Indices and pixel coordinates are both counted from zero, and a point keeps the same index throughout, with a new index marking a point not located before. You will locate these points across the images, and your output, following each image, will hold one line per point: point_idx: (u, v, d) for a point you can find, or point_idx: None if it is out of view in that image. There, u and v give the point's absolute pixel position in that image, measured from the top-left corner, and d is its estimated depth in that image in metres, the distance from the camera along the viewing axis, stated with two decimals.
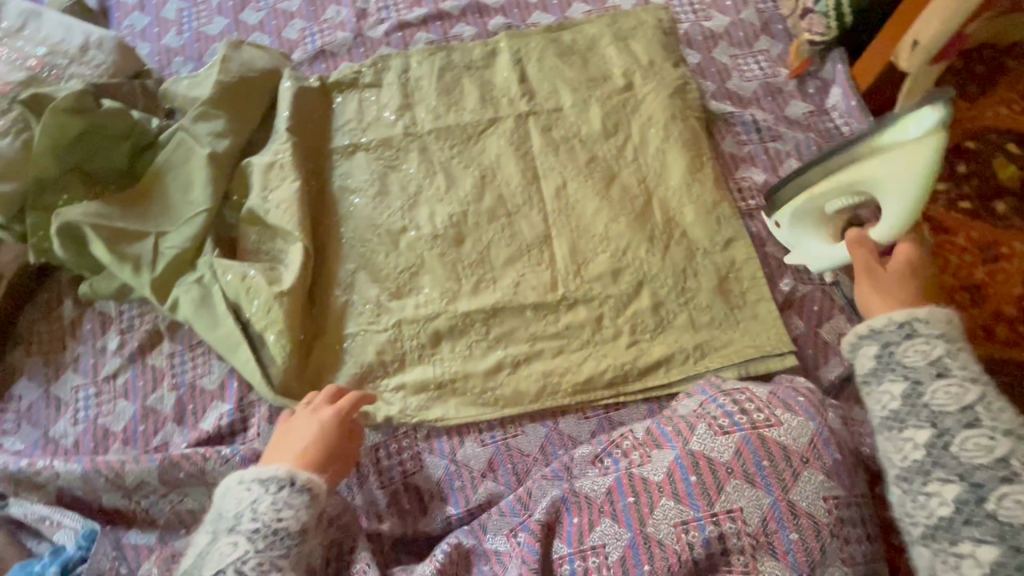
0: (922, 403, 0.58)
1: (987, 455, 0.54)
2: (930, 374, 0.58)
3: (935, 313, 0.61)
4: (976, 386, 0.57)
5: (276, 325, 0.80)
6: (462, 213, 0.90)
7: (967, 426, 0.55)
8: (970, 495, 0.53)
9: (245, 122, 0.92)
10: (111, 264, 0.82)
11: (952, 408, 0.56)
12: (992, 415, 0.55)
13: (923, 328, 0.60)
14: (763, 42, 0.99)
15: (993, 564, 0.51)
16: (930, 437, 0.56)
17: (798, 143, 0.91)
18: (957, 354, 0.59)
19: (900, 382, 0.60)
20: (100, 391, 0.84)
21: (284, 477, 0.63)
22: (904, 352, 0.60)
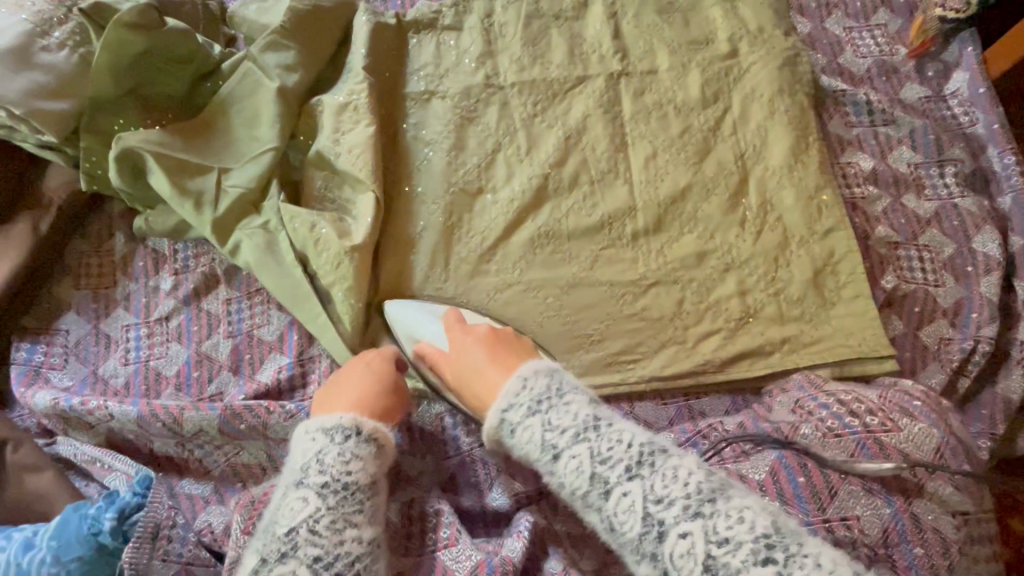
0: (578, 494, 0.54)
1: (637, 516, 0.50)
2: (548, 461, 0.55)
3: (511, 387, 0.60)
4: (582, 443, 0.54)
5: (344, 282, 0.75)
6: (543, 176, 0.84)
7: (606, 497, 0.52)
8: (652, 554, 0.50)
9: (318, 58, 0.85)
10: (172, 198, 0.77)
11: (593, 479, 0.53)
12: (614, 464, 0.53)
13: (516, 415, 0.58)
14: (880, 16, 0.91)
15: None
16: (602, 521, 0.53)
17: (912, 130, 0.84)
18: (552, 421, 0.56)
19: (552, 477, 0.56)
20: (152, 332, 0.80)
21: (350, 425, 0.59)
22: (519, 444, 0.58)
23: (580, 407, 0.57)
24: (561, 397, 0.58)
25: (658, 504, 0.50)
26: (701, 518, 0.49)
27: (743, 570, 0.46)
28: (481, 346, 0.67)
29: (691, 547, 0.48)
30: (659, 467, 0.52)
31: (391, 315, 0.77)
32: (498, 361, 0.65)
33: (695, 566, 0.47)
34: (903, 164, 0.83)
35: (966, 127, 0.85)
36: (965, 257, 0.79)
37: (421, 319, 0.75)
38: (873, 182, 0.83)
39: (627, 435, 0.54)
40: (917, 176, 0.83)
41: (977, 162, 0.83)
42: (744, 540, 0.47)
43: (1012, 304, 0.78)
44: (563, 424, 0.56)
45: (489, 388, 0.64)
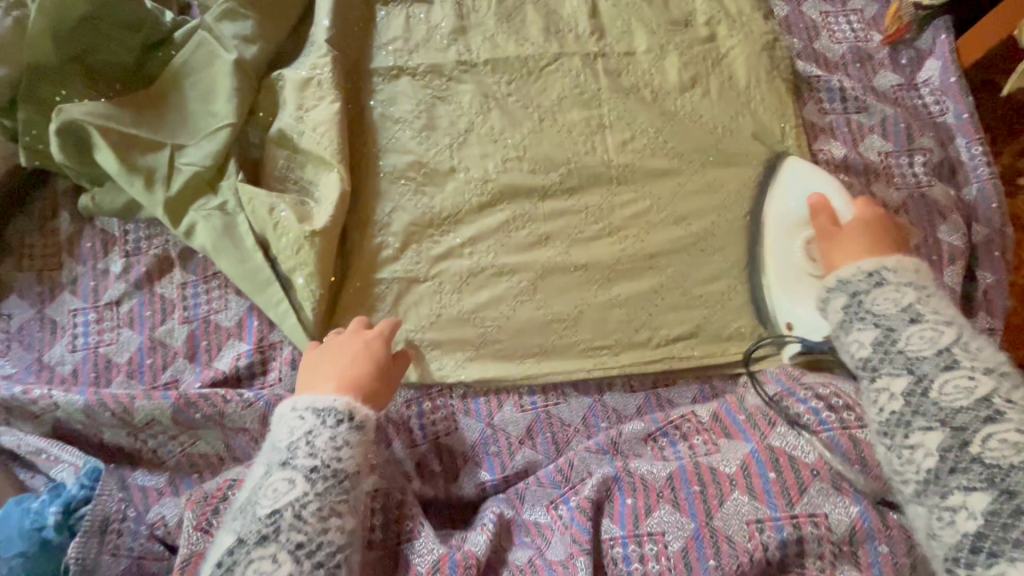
0: (896, 348, 0.55)
1: (966, 394, 0.51)
2: (903, 322, 0.56)
3: (892, 262, 0.60)
4: (949, 327, 0.55)
5: (305, 268, 0.73)
6: (516, 158, 0.81)
7: (945, 369, 0.53)
8: (958, 437, 0.50)
9: (278, 29, 0.81)
10: (120, 175, 0.72)
11: (926, 352, 0.54)
12: (974, 358, 0.53)
13: (891, 278, 0.59)
14: (857, 1, 0.90)
15: (987, 514, 0.47)
16: (907, 388, 0.53)
17: (884, 118, 0.84)
18: (928, 301, 0.57)
19: (867, 329, 0.58)
20: (101, 317, 0.76)
21: (343, 410, 0.60)
22: (874, 301, 0.58)
23: (956, 313, 0.57)
24: (931, 293, 0.58)
25: (1009, 402, 0.50)
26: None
27: None
28: (878, 233, 0.64)
29: (1020, 441, 0.48)
30: (1019, 384, 0.52)
31: (788, 172, 0.79)
32: (878, 243, 0.63)
33: (1012, 454, 0.48)
34: (874, 152, 0.83)
35: (935, 116, 0.85)
36: (932, 248, 0.79)
37: (816, 181, 0.76)
38: (845, 170, 0.83)
39: (983, 344, 0.55)
40: (887, 165, 0.83)
41: (946, 152, 0.83)
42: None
43: (973, 293, 0.79)
44: (946, 314, 0.56)
45: (850, 253, 0.63)
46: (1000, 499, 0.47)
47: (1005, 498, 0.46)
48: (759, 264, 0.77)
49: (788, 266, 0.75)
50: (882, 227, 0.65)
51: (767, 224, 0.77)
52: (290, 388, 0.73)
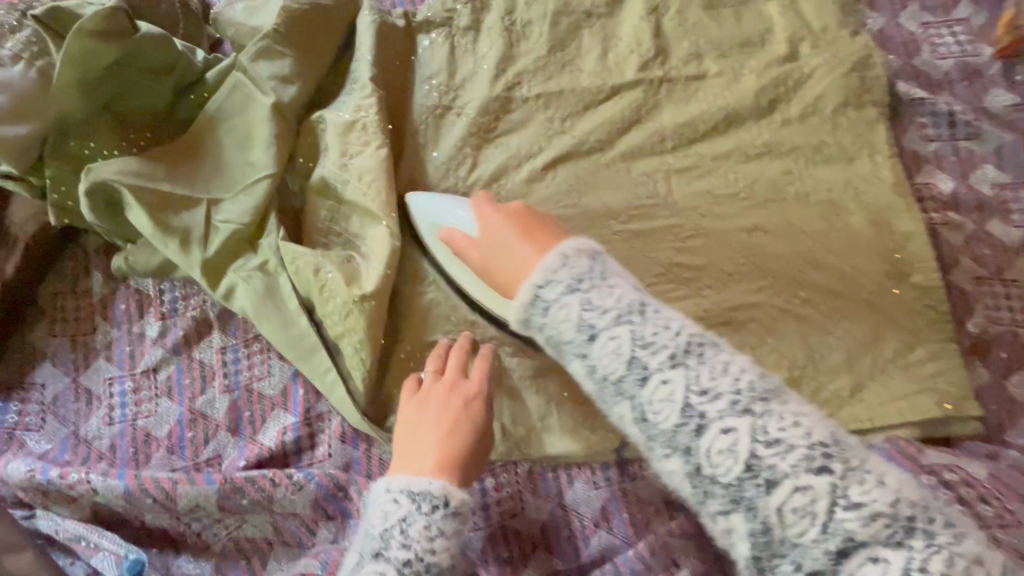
0: (604, 377, 0.47)
1: (631, 371, 0.46)
2: (584, 340, 0.48)
3: (550, 265, 0.51)
4: (623, 324, 0.47)
5: (354, 334, 0.66)
6: (577, 202, 0.73)
7: (641, 384, 0.45)
8: (684, 443, 0.43)
9: (318, 65, 0.74)
10: (154, 237, 0.66)
11: (622, 374, 0.46)
12: (604, 316, 0.47)
13: (554, 294, 0.50)
14: (960, 10, 0.79)
15: (750, 535, 0.41)
16: (632, 412, 0.46)
17: (1000, 145, 0.74)
18: (594, 299, 0.48)
19: (579, 360, 0.49)
20: (138, 386, 0.71)
21: (439, 495, 0.52)
22: (551, 324, 0.50)
23: (626, 287, 0.49)
24: (600, 268, 0.50)
25: (702, 394, 0.44)
26: (750, 415, 0.42)
27: (790, 473, 0.40)
28: (517, 226, 0.57)
29: (732, 444, 0.42)
30: (709, 359, 0.45)
31: (414, 202, 0.72)
32: (529, 235, 0.56)
33: (733, 464, 0.42)
34: (987, 184, 0.73)
35: None
36: None
37: (444, 209, 0.69)
38: (954, 207, 0.73)
39: (675, 322, 0.47)
40: (1003, 199, 0.73)
41: None
42: (798, 443, 0.41)
43: None
44: (609, 302, 0.48)
45: (512, 276, 0.55)
46: (749, 515, 0.41)
47: (753, 513, 0.41)
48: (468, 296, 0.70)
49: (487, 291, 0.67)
50: (535, 224, 0.58)
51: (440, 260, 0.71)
52: (341, 465, 0.67)
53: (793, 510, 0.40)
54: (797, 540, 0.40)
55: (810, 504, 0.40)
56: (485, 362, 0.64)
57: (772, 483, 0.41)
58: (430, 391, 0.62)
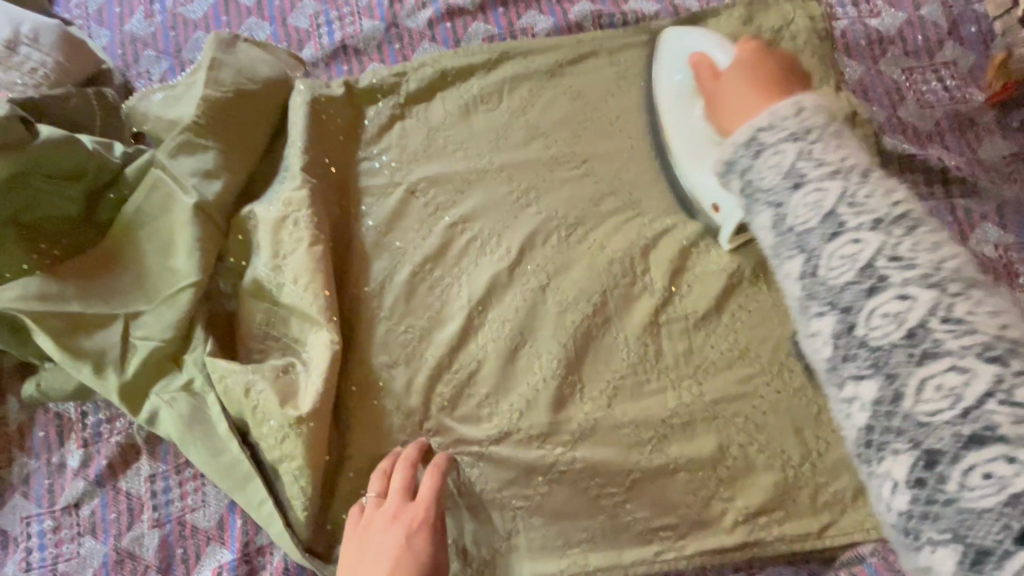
0: (789, 227, 0.35)
1: (817, 214, 0.34)
2: (787, 191, 0.36)
3: (780, 112, 0.38)
4: (836, 180, 0.35)
5: (292, 463, 0.58)
6: (539, 289, 0.67)
7: (828, 240, 0.34)
8: (844, 303, 0.33)
9: (246, 156, 0.67)
10: (65, 364, 0.60)
11: (809, 222, 0.34)
12: (822, 165, 0.35)
13: (774, 137, 0.37)
14: (946, 51, 0.73)
15: (873, 406, 0.31)
16: (802, 266, 0.34)
17: (1001, 203, 0.67)
18: (814, 152, 0.36)
19: (766, 210, 0.36)
20: (59, 525, 0.63)
21: None
22: (754, 179, 0.37)
23: (853, 153, 0.36)
24: (838, 132, 0.37)
25: (896, 261, 0.32)
26: (940, 289, 0.31)
27: (959, 356, 0.29)
28: (754, 69, 0.45)
29: (906, 311, 0.31)
30: (921, 233, 0.33)
31: (666, 38, 0.70)
32: (773, 81, 0.44)
33: (894, 330, 0.31)
34: (990, 245, 0.66)
35: None
36: None
37: (696, 38, 0.66)
38: None
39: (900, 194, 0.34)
40: (1009, 263, 0.65)
41: None
42: (993, 333, 0.29)
43: None
44: (834, 162, 0.36)
45: (747, 102, 0.43)
46: (886, 385, 0.31)
47: (892, 381, 0.31)
48: (661, 136, 0.71)
49: (688, 132, 0.67)
50: (777, 67, 0.46)
51: (657, 105, 0.70)
52: None
53: (936, 387, 0.30)
54: (928, 419, 0.29)
55: (963, 386, 0.29)
56: (435, 473, 0.57)
57: (933, 356, 0.30)
58: (371, 522, 0.54)
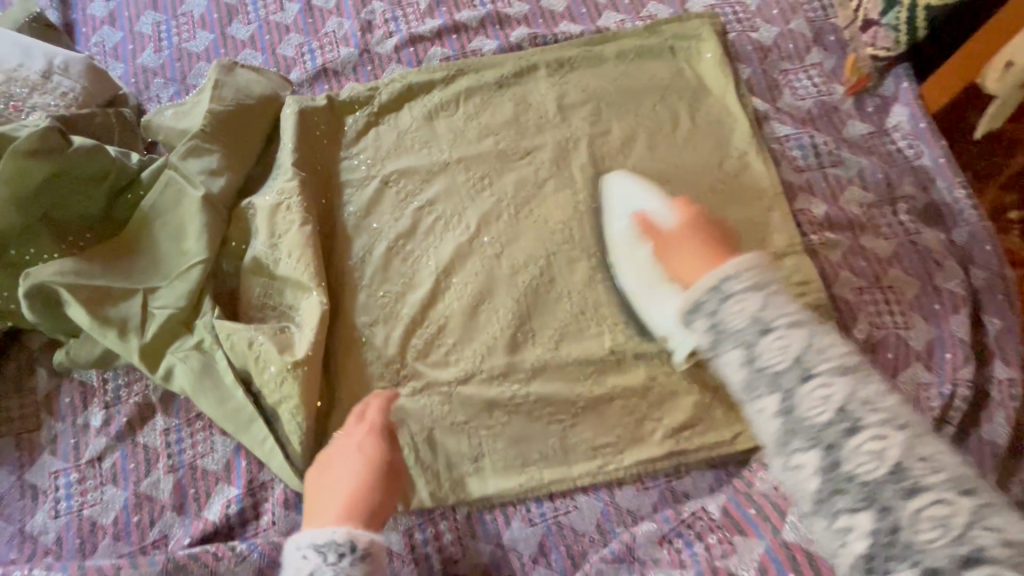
0: (765, 369, 0.42)
1: (789, 359, 0.42)
2: (751, 337, 0.43)
3: (737, 264, 0.45)
4: (799, 330, 0.43)
5: (290, 402, 0.70)
6: (493, 256, 0.80)
7: (804, 383, 0.41)
8: (828, 439, 0.40)
9: (244, 157, 0.81)
10: (93, 330, 0.71)
11: (784, 363, 0.42)
12: (785, 325, 0.43)
13: (737, 287, 0.44)
14: (815, 55, 0.89)
15: (871, 533, 0.37)
16: (783, 406, 0.42)
17: (861, 170, 0.83)
18: (774, 302, 0.44)
19: (738, 350, 0.43)
20: (83, 476, 0.73)
21: (344, 541, 0.53)
22: (725, 325, 0.44)
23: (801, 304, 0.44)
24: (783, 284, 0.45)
25: (864, 405, 0.40)
26: (903, 431, 0.39)
27: (931, 484, 0.37)
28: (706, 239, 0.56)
29: (883, 448, 0.39)
30: (873, 381, 0.41)
31: (610, 186, 0.80)
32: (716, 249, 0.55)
33: (878, 467, 0.38)
34: (856, 204, 0.82)
35: (913, 161, 0.83)
36: (931, 295, 0.76)
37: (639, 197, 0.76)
38: (831, 228, 0.81)
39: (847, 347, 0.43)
40: (871, 217, 0.81)
41: (929, 195, 0.81)
42: (946, 464, 0.38)
43: (983, 341, 0.74)
44: (787, 310, 0.43)
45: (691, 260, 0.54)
46: (880, 514, 0.37)
47: (885, 514, 0.37)
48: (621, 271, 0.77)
49: (645, 276, 0.73)
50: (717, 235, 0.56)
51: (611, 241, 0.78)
52: (285, 531, 0.69)
53: (928, 517, 0.36)
54: (923, 545, 0.36)
55: (948, 516, 0.36)
56: (379, 403, 0.67)
57: (916, 489, 0.37)
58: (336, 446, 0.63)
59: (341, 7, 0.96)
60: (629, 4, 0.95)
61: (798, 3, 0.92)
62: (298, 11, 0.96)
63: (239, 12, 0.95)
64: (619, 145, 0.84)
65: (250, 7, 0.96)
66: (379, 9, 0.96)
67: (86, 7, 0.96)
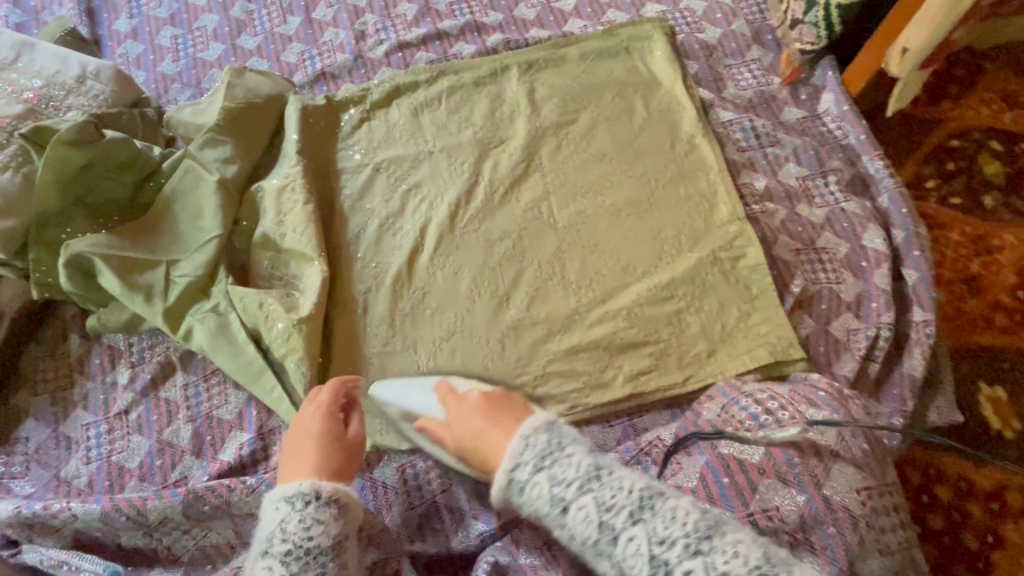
0: (591, 546, 0.53)
1: (595, 524, 0.52)
2: (562, 509, 0.54)
3: (526, 461, 0.56)
4: (589, 493, 0.53)
5: (295, 354, 0.79)
6: (474, 229, 0.91)
7: (614, 542, 0.52)
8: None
9: (253, 148, 0.92)
10: (123, 296, 0.81)
11: (608, 540, 0.52)
12: (566, 482, 0.54)
13: (528, 473, 0.56)
14: (755, 52, 1.02)
15: None
16: (613, 567, 0.52)
17: (795, 148, 0.94)
18: (559, 472, 0.55)
19: (561, 529, 0.55)
20: (112, 427, 0.82)
21: (309, 491, 0.57)
22: (529, 502, 0.55)
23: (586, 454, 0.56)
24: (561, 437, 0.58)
25: (660, 543, 0.50)
26: (701, 555, 0.49)
27: None
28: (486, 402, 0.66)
29: None
30: (659, 510, 0.52)
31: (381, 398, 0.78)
32: (495, 406, 0.65)
33: None
34: (792, 178, 0.93)
35: (841, 139, 0.95)
36: (858, 254, 0.87)
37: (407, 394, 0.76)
38: (770, 198, 0.92)
39: (627, 481, 0.54)
40: (805, 188, 0.92)
41: (855, 169, 0.93)
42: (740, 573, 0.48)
43: (903, 291, 0.85)
44: (573, 475, 0.54)
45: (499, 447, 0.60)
46: None
47: None
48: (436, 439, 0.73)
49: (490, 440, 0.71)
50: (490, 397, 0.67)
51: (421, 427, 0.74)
52: None
53: None
54: None
55: None
56: (333, 387, 0.69)
57: None
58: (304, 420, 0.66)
59: (337, 19, 1.08)
60: (590, 13, 1.08)
61: (739, 9, 1.06)
62: (300, 23, 1.08)
63: (247, 25, 1.08)
64: (585, 132, 0.96)
65: (257, 21, 1.08)
66: (370, 20, 1.08)
67: (112, 24, 1.08)
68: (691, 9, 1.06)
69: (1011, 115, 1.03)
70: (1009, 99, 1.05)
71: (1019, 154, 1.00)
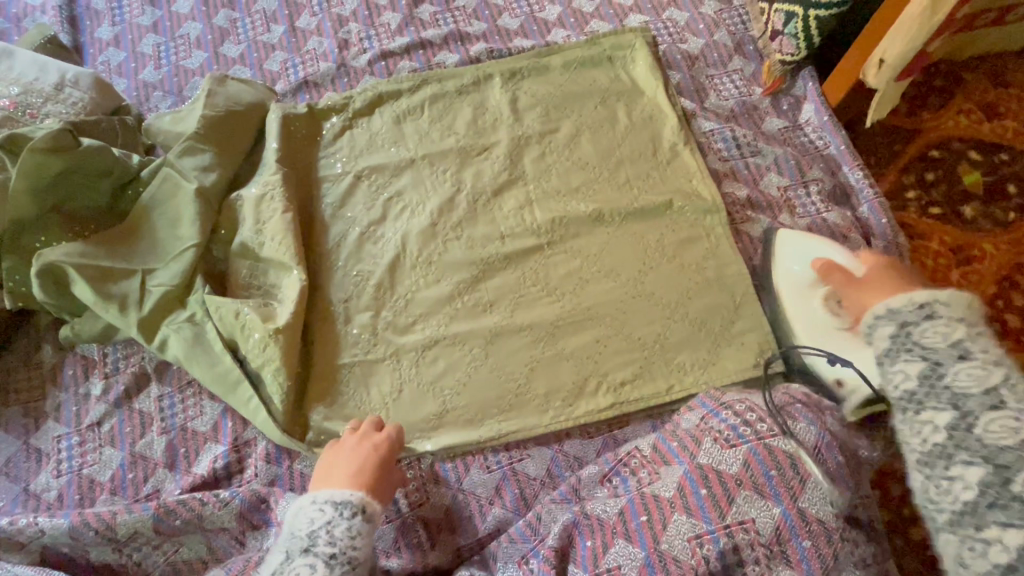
0: (943, 385, 0.51)
1: (978, 386, 0.50)
2: (952, 357, 0.52)
3: (947, 293, 0.54)
4: (998, 369, 0.51)
5: (272, 364, 0.78)
6: (455, 238, 0.90)
7: (991, 408, 0.49)
8: (953, 444, 0.50)
9: (234, 156, 0.91)
10: (97, 305, 0.80)
11: (974, 390, 0.50)
12: (984, 350, 0.52)
13: (943, 313, 0.53)
14: (736, 62, 1.03)
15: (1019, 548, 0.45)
16: (955, 426, 0.50)
17: (776, 158, 0.95)
18: (979, 337, 0.52)
19: (911, 357, 0.54)
20: (84, 439, 0.80)
21: (359, 503, 0.62)
22: (917, 336, 0.54)
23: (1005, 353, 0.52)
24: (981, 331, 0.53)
25: None
26: None
27: None
28: (893, 275, 0.66)
29: None
30: None
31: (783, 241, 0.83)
32: (903, 286, 0.65)
33: None
34: (774, 188, 0.93)
35: (822, 149, 0.95)
36: None
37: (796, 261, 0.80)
38: (751, 208, 0.93)
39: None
40: (787, 198, 0.92)
41: (836, 179, 0.93)
42: None
43: None
44: (993, 352, 0.52)
45: (884, 292, 0.65)
46: None
47: None
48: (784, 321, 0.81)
49: (808, 320, 0.79)
50: (890, 275, 0.67)
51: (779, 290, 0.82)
52: (266, 481, 0.77)
53: None
54: None
55: None
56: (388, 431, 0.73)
57: None
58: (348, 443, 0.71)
59: (321, 28, 1.08)
60: (574, 22, 1.09)
61: (721, 19, 1.06)
62: (283, 32, 1.08)
63: (231, 34, 1.08)
64: (569, 139, 0.96)
65: (240, 30, 1.08)
66: (354, 29, 1.08)
67: (94, 32, 1.08)
68: (674, 20, 1.07)
69: (990, 125, 1.04)
70: (988, 110, 1.05)
71: (998, 164, 1.01)
